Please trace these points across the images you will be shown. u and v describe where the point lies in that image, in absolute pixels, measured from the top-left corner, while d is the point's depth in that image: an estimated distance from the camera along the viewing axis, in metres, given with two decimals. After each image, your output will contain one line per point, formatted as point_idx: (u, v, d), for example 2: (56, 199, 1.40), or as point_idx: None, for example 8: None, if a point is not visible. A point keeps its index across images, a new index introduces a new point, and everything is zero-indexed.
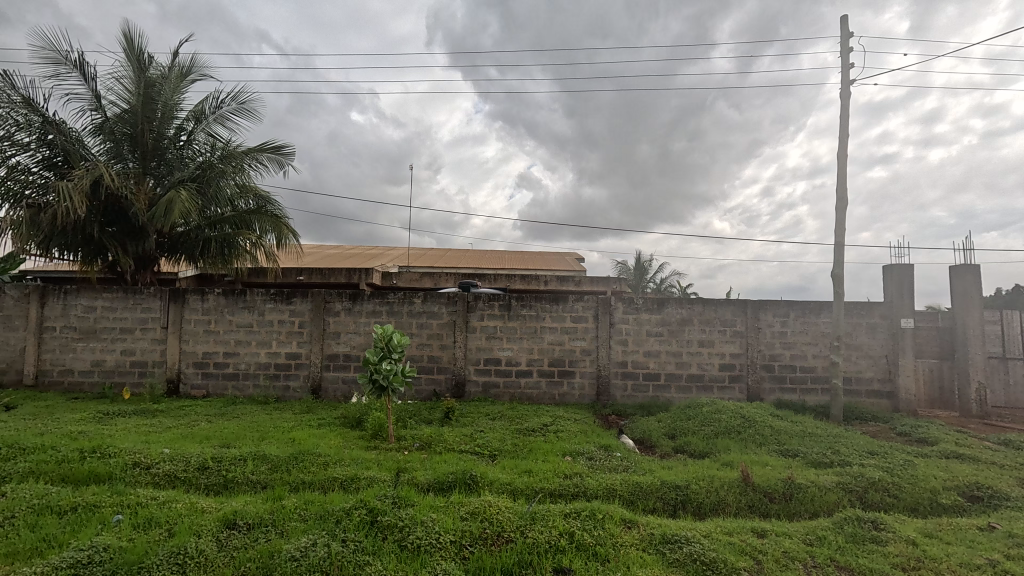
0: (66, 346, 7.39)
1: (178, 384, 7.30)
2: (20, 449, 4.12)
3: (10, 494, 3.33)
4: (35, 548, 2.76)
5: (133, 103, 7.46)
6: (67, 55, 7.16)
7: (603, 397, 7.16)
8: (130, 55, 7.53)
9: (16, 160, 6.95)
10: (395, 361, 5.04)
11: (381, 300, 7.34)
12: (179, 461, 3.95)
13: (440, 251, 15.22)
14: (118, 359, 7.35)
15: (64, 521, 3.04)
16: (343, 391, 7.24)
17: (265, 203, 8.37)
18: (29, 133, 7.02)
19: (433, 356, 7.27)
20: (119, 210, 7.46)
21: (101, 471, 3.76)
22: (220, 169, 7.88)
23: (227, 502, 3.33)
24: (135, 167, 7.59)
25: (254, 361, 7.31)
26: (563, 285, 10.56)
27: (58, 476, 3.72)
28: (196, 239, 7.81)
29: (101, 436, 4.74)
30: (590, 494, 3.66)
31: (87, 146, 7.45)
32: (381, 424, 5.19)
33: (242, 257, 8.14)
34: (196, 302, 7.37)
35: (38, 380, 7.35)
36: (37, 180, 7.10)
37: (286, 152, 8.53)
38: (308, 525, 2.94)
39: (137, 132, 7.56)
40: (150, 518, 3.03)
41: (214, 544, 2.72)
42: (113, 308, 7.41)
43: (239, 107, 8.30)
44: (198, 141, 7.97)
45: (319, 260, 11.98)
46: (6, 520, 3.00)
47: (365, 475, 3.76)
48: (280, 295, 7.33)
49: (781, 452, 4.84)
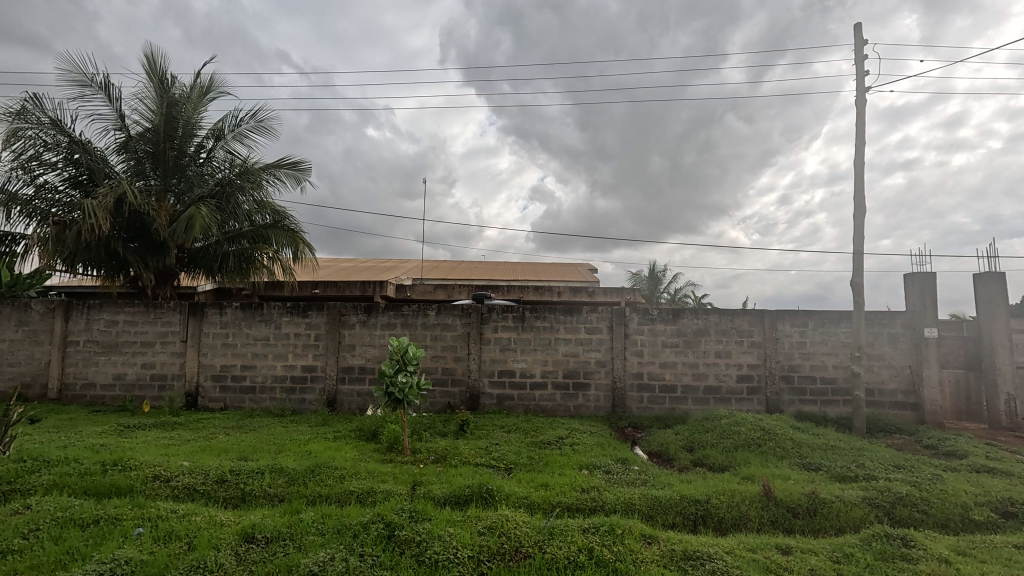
0: (89, 360, 7.54)
1: (196, 398, 7.40)
2: (44, 461, 4.19)
3: (34, 508, 3.39)
4: (59, 561, 2.79)
5: (156, 122, 7.66)
6: (92, 77, 7.39)
7: (619, 409, 7.09)
8: (152, 76, 7.75)
9: (44, 179, 7.20)
10: (410, 373, 5.04)
11: (395, 312, 7.37)
12: (198, 474, 3.98)
13: (451, 264, 15.34)
14: (139, 372, 7.47)
15: (86, 533, 3.07)
16: (358, 404, 7.27)
17: (283, 219, 8.51)
18: (56, 153, 7.25)
19: (448, 368, 7.28)
20: (141, 226, 7.64)
21: (122, 484, 3.80)
22: (238, 185, 8.06)
23: (246, 515, 3.34)
24: (156, 184, 7.80)
25: (270, 374, 7.38)
26: (576, 296, 10.54)
27: (80, 488, 3.78)
28: (215, 254, 7.98)
29: (122, 448, 4.83)
30: (609, 509, 3.61)
31: (111, 164, 7.66)
32: (396, 436, 5.18)
33: (259, 271, 8.30)
34: (214, 315, 7.49)
35: (61, 393, 7.50)
36: (63, 199, 7.31)
37: (303, 168, 8.69)
38: (325, 539, 2.93)
39: (158, 150, 7.75)
40: (170, 531, 3.06)
41: (233, 558, 2.73)
42: (134, 323, 7.55)
43: (256, 124, 8.50)
44: (217, 158, 8.14)
45: (333, 273, 12.14)
46: (30, 533, 3.04)
47: (381, 488, 3.75)
48: (297, 309, 7.40)
49: (803, 466, 4.74)
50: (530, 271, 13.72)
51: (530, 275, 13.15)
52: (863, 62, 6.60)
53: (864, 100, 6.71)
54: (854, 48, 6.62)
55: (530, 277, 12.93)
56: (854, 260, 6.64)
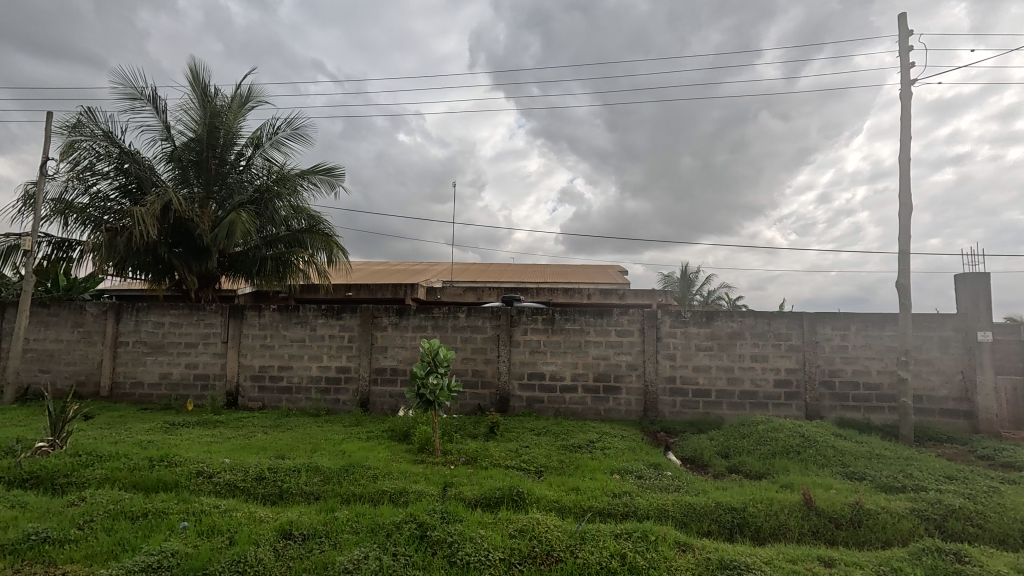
0: (138, 360, 7.90)
1: (236, 397, 7.66)
2: (97, 456, 4.42)
3: (88, 500, 3.57)
4: (111, 551, 2.93)
5: (199, 132, 7.99)
6: (141, 91, 7.76)
7: (651, 413, 6.98)
8: (196, 88, 8.08)
9: (97, 188, 7.61)
10: (441, 375, 5.09)
11: (426, 315, 7.46)
12: (239, 471, 4.12)
13: (481, 266, 15.43)
14: (183, 372, 7.79)
15: (136, 526, 3.21)
16: (390, 405, 7.39)
17: (318, 223, 8.74)
18: (108, 163, 7.65)
19: (478, 371, 7.32)
20: (185, 232, 7.97)
21: (168, 480, 3.97)
22: (276, 191, 8.32)
23: (284, 512, 3.43)
24: (199, 191, 8.13)
25: (306, 375, 7.57)
26: (606, 298, 10.44)
27: (130, 482, 3.96)
28: (254, 258, 8.26)
29: (168, 444, 5.05)
30: (641, 514, 3.55)
31: (157, 173, 8.01)
32: (428, 437, 5.24)
33: (295, 274, 8.56)
34: (253, 317, 7.74)
35: (113, 391, 7.89)
36: (114, 206, 7.69)
37: (337, 173, 8.90)
38: (359, 537, 2.98)
39: (202, 158, 8.08)
40: (213, 526, 3.17)
41: (271, 553, 2.81)
42: (179, 324, 7.88)
43: (293, 132, 8.76)
44: (256, 166, 8.43)
45: (365, 276, 12.38)
46: (86, 524, 3.21)
47: (413, 489, 3.79)
48: (331, 311, 7.58)
49: (845, 475, 4.56)
50: (560, 274, 13.66)
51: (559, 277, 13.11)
52: (907, 53, 6.33)
53: (909, 94, 6.42)
54: (898, 40, 6.35)
55: (559, 279, 12.87)
56: (900, 260, 6.35)
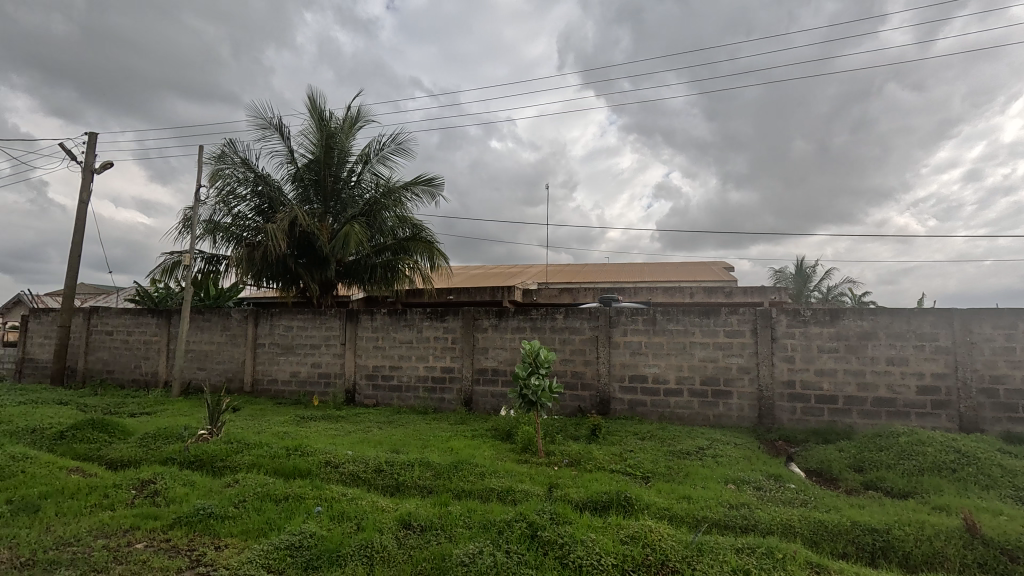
0: (272, 359, 8.89)
1: (354, 394, 8.32)
2: (245, 444, 5.03)
3: (241, 482, 4.08)
4: (262, 528, 3.32)
5: (317, 154, 8.82)
6: (270, 121, 8.74)
7: (767, 420, 6.45)
8: (314, 113, 8.93)
9: (238, 209, 8.69)
10: (543, 377, 5.12)
11: (524, 316, 7.56)
12: (361, 463, 4.46)
13: (576, 267, 15.34)
14: (309, 371, 8.63)
15: (280, 507, 3.61)
16: (492, 405, 7.58)
17: (421, 231, 9.23)
18: (246, 187, 8.70)
19: (577, 372, 7.27)
20: (308, 244, 8.84)
21: (303, 468, 4.41)
22: (383, 203, 8.93)
23: (402, 503, 3.66)
24: (319, 207, 8.97)
25: (414, 374, 8.02)
26: (710, 296, 9.86)
27: (272, 468, 4.46)
28: (366, 266, 8.93)
29: (301, 435, 5.62)
30: (764, 529, 3.29)
31: (284, 193, 8.96)
32: (531, 437, 5.29)
33: (401, 280, 9.12)
34: (367, 320, 8.36)
35: (253, 387, 8.96)
36: (250, 224, 8.72)
37: (436, 183, 9.34)
38: (473, 532, 3.09)
39: (320, 177, 8.91)
40: (343, 512, 3.47)
41: (394, 541, 3.01)
42: (305, 327, 8.74)
43: (396, 146, 9.35)
44: (365, 181, 9.11)
45: (465, 280, 12.86)
46: (240, 503, 3.67)
47: (519, 488, 3.85)
48: (435, 314, 7.96)
49: (1020, 500, 3.86)
50: (659, 273, 13.14)
51: (658, 276, 12.63)
52: None
53: None
54: None
55: (658, 278, 12.39)
56: None
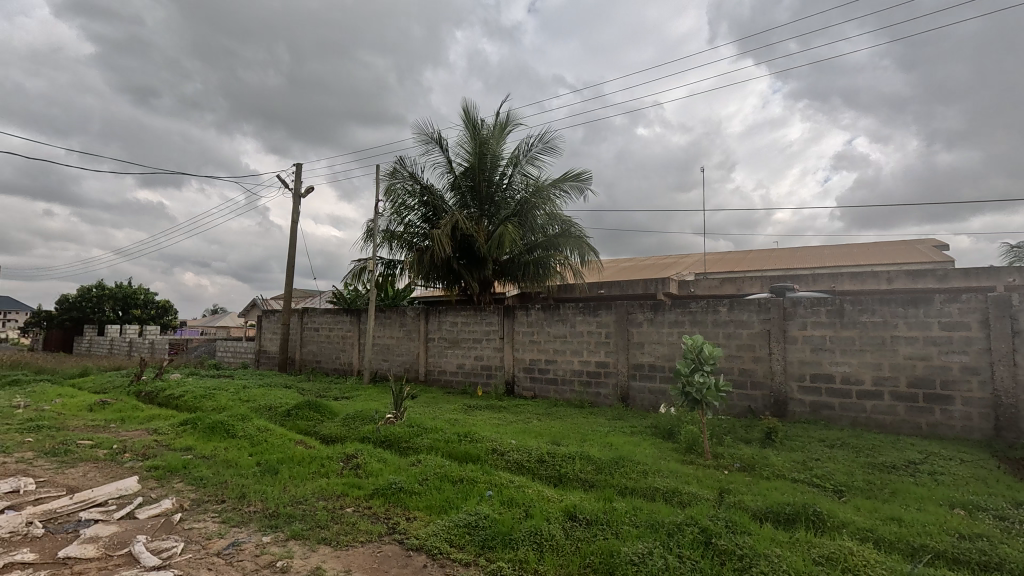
0: (441, 352, 9.78)
1: (513, 386, 8.73)
2: (423, 428, 5.63)
3: (423, 463, 4.57)
4: (443, 505, 3.67)
5: (472, 161, 9.43)
6: (431, 136, 9.61)
7: (1009, 434, 5.15)
8: (468, 124, 9.57)
9: (409, 219, 9.73)
10: (707, 374, 4.77)
11: (683, 310, 7.15)
12: (524, 452, 4.68)
13: (738, 254, 14.04)
14: (473, 363, 9.30)
15: (457, 488, 3.95)
16: (650, 401, 7.31)
17: (571, 227, 9.31)
18: (414, 198, 9.69)
19: (746, 370, 6.64)
20: (468, 246, 9.53)
21: (473, 453, 4.77)
22: (533, 202, 9.20)
23: (566, 495, 3.74)
24: (476, 211, 9.61)
25: (569, 368, 8.13)
26: (917, 282, 8.22)
27: (448, 452, 4.91)
28: (520, 264, 9.31)
29: (469, 423, 6.08)
30: (1015, 570, 2.63)
31: (446, 200, 9.76)
32: (696, 438, 4.99)
33: (554, 276, 9.32)
34: (523, 316, 8.71)
35: (427, 376, 9.97)
36: (420, 232, 9.70)
37: (584, 177, 9.33)
38: (640, 532, 3.02)
39: (476, 183, 9.53)
40: (512, 498, 3.67)
41: (562, 531, 3.09)
42: (468, 323, 9.44)
43: (544, 146, 9.56)
44: (516, 182, 9.50)
45: (616, 273, 12.65)
46: (424, 481, 4.11)
47: (687, 490, 3.66)
48: (588, 308, 7.96)
49: None
50: (844, 256, 11.36)
51: (843, 260, 10.93)
52: None
53: None
54: None
55: (843, 262, 10.72)
56: None
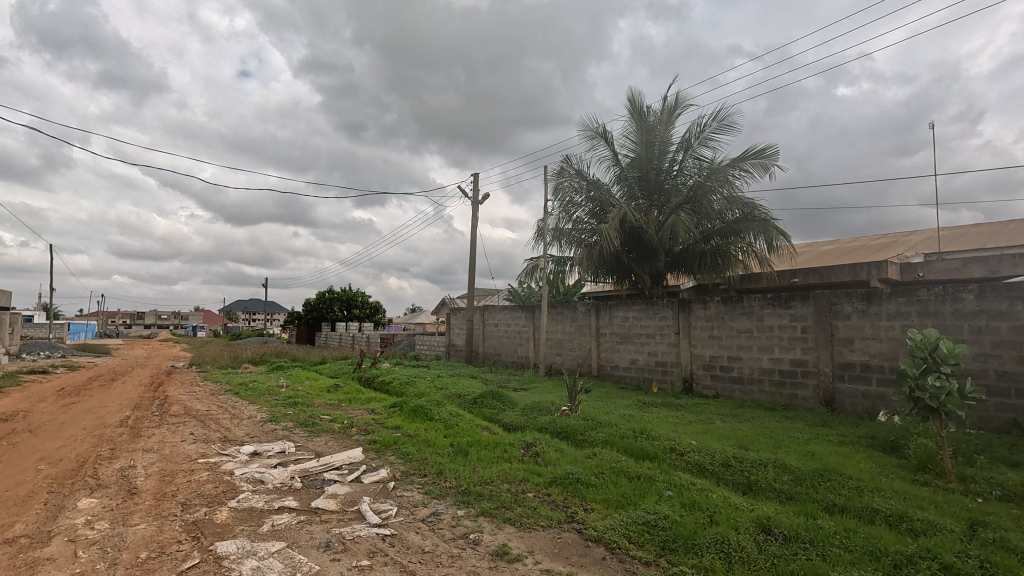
0: (614, 347, 9.71)
1: (692, 384, 8.21)
2: (598, 422, 5.66)
3: (599, 456, 4.60)
4: (620, 500, 3.65)
5: (639, 151, 9.13)
6: (596, 130, 9.57)
7: None
8: (633, 112, 9.27)
9: (576, 215, 9.84)
10: (946, 377, 3.84)
11: (908, 299, 5.89)
12: (706, 454, 4.38)
13: (992, 226, 11.04)
14: (647, 359, 9.02)
15: (634, 485, 3.89)
16: (865, 408, 6.17)
17: (754, 210, 8.43)
18: (582, 194, 9.75)
19: (1009, 373, 5.17)
20: (637, 239, 9.29)
21: (650, 451, 4.64)
22: (709, 187, 8.54)
23: (758, 505, 3.41)
24: (645, 202, 9.28)
25: (757, 366, 7.34)
26: None
27: (623, 447, 4.86)
28: (695, 254, 8.75)
29: (645, 420, 5.93)
30: None
31: (613, 194, 9.64)
32: (931, 455, 4.07)
33: (735, 265, 8.55)
34: (700, 310, 8.14)
35: (600, 371, 9.99)
36: (588, 227, 9.75)
37: (769, 153, 8.34)
38: (855, 558, 2.60)
39: (643, 172, 9.20)
40: (694, 501, 3.48)
41: (753, 544, 2.82)
42: (640, 318, 9.20)
43: (718, 124, 8.80)
44: (688, 167, 8.95)
45: (814, 259, 11.01)
46: (600, 474, 4.14)
47: (920, 517, 3.02)
48: (779, 300, 7.10)
49: None
50: None
51: None
52: None
53: None
54: None
55: None
56: None
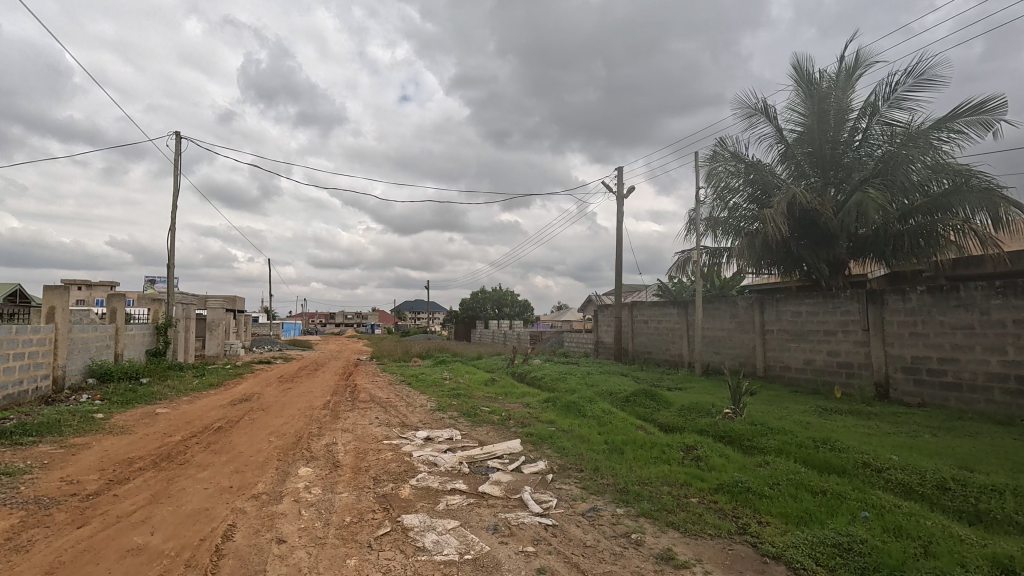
0: (783, 346, 8.73)
1: (888, 389, 6.99)
2: (768, 427, 5.14)
3: (773, 465, 4.19)
4: (803, 517, 3.27)
5: (810, 123, 8.07)
6: (755, 107, 8.70)
7: None
8: (800, 81, 8.23)
9: (734, 202, 9.04)
10: None
11: None
12: (914, 473, 3.71)
13: None
14: (826, 359, 7.93)
15: (819, 500, 3.46)
16: None
17: (970, 177, 6.91)
18: (739, 178, 8.85)
19: None
20: (810, 223, 8.24)
21: (836, 464, 4.07)
22: (905, 155, 7.14)
23: (995, 541, 2.79)
24: (818, 180, 8.18)
25: (982, 370, 5.97)
26: None
27: (802, 457, 4.34)
28: (887, 236, 7.45)
29: (828, 428, 5.22)
30: None
31: (778, 175, 8.66)
32: None
33: (944, 247, 7.09)
34: (897, 302, 6.90)
35: (767, 372, 9.07)
36: (748, 214, 8.90)
37: (992, 106, 6.71)
38: None
39: (816, 147, 8.10)
40: (900, 527, 2.97)
41: None
42: (816, 313, 8.14)
43: (916, 79, 7.37)
44: (874, 136, 7.68)
45: None
46: (776, 486, 3.76)
47: None
48: (1013, 288, 5.69)
49: None
50: None
51: None
52: None
53: None
54: None
55: None
56: None
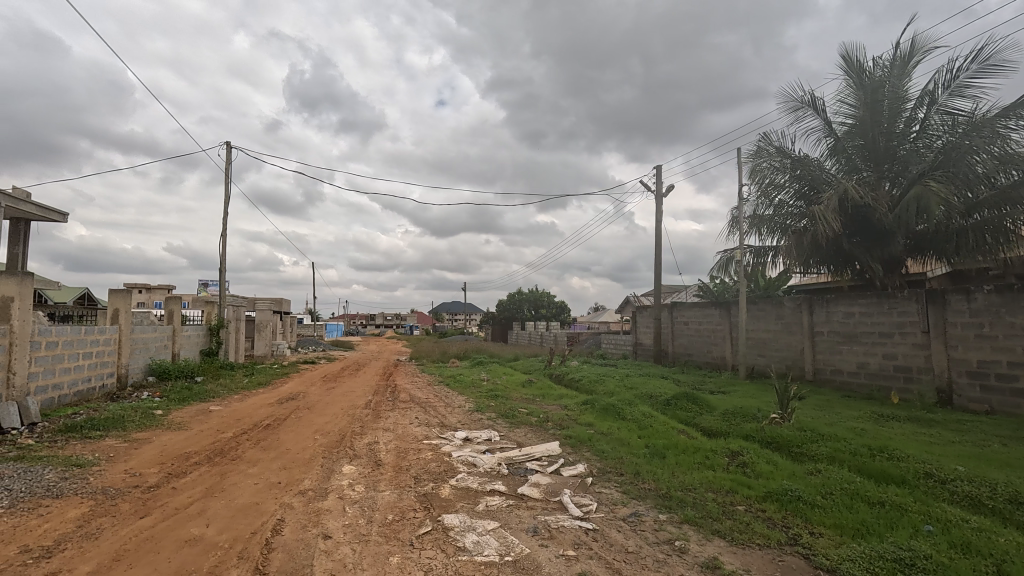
0: (834, 349, 8.34)
1: (951, 396, 6.56)
2: (819, 434, 4.92)
3: (825, 474, 4.00)
4: (859, 529, 3.11)
5: (862, 115, 7.69)
6: (802, 100, 8.36)
7: None
8: (851, 71, 7.86)
9: (779, 199, 8.70)
10: None
11: None
12: (983, 486, 3.47)
13: None
14: (882, 363, 7.53)
15: (876, 512, 3.27)
16: None
17: None
18: (785, 173, 8.47)
19: None
20: (863, 220, 7.84)
21: (895, 474, 3.85)
22: (968, 146, 6.68)
23: None
24: (871, 175, 7.79)
25: None
26: None
27: (856, 466, 4.13)
28: (949, 232, 7.00)
29: (884, 436, 4.94)
30: None
31: (827, 170, 8.29)
32: None
33: (1013, 243, 6.60)
34: (960, 303, 6.47)
35: (816, 376, 8.67)
36: (795, 211, 8.55)
37: None
38: None
39: (868, 140, 7.72)
40: (968, 544, 2.78)
41: None
42: (870, 314, 7.74)
43: (981, 64, 6.89)
44: (934, 126, 7.24)
45: None
46: (829, 496, 3.58)
47: None
48: None
49: None
50: None
51: None
52: None
53: None
54: None
55: None
56: None
